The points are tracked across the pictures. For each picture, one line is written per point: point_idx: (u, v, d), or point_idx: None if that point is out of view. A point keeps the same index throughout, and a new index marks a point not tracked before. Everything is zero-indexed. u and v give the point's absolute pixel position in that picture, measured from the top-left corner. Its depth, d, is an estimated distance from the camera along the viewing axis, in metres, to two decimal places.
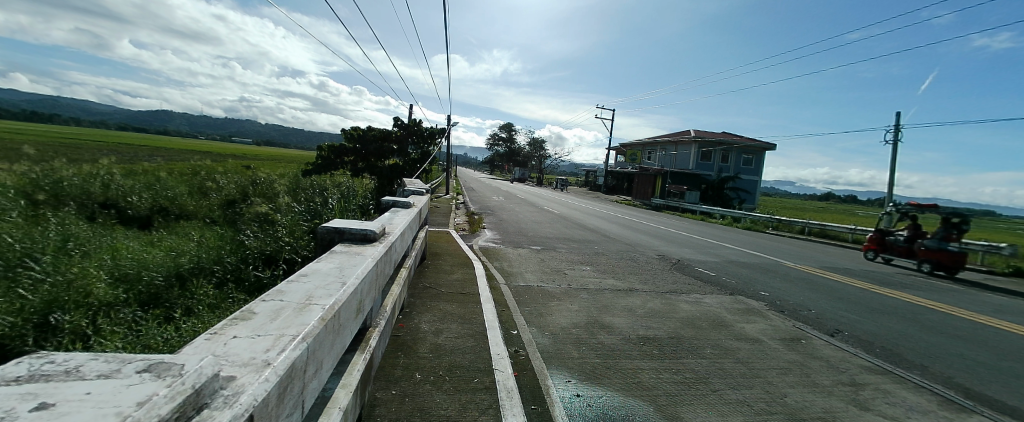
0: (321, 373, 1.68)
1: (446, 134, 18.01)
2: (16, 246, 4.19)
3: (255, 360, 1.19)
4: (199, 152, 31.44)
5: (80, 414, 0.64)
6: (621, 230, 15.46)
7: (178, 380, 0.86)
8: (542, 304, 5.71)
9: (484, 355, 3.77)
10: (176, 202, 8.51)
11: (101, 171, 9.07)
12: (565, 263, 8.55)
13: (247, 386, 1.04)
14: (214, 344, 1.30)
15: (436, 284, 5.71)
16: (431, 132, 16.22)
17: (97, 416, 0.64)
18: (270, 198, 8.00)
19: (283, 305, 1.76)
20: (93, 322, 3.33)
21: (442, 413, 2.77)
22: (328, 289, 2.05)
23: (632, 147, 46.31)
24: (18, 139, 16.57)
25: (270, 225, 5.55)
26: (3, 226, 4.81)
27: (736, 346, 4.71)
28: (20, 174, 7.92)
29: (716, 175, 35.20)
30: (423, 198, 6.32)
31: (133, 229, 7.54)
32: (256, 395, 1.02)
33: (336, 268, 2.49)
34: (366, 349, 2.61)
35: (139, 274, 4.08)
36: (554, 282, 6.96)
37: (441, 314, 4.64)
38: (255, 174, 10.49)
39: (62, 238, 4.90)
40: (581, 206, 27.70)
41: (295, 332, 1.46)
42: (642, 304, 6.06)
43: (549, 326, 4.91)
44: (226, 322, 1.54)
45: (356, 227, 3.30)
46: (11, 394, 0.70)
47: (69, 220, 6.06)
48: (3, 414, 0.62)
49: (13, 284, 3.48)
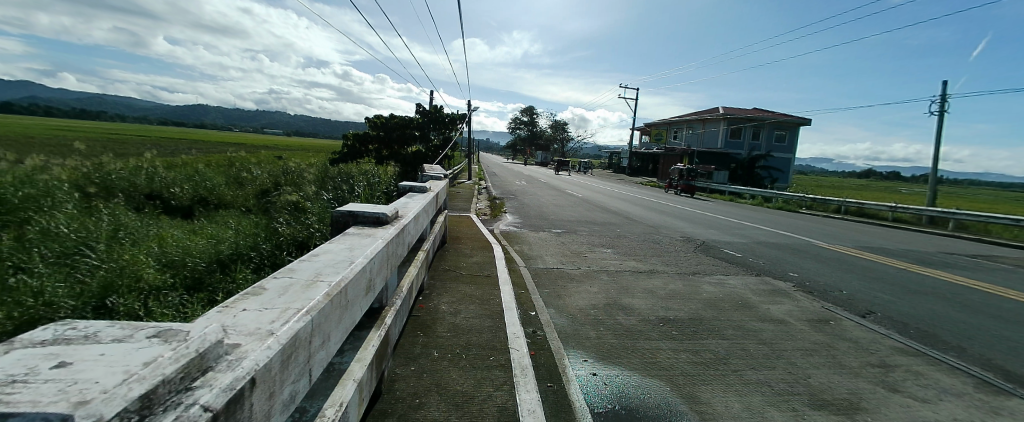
0: (332, 341, 1.89)
1: (468, 119, 17.91)
2: (73, 235, 4.62)
3: (260, 330, 1.31)
4: (235, 144, 33.36)
5: (92, 372, 0.75)
6: (647, 212, 14.98)
7: (186, 342, 0.98)
8: (560, 285, 5.71)
9: (501, 334, 3.88)
10: (214, 192, 9.01)
11: (145, 164, 9.67)
12: (585, 245, 8.53)
13: (250, 353, 1.15)
14: (224, 317, 1.43)
15: (455, 267, 5.81)
16: (453, 118, 16.49)
17: (105, 374, 0.75)
18: (299, 185, 8.31)
19: (291, 282, 1.92)
20: (145, 305, 3.66)
21: (458, 387, 2.96)
22: (335, 269, 2.32)
23: (658, 126, 44.69)
24: (68, 136, 17.94)
25: (300, 213, 5.65)
26: (60, 217, 5.25)
27: (759, 327, 4.57)
28: (74, 169, 8.58)
29: (748, 153, 33.66)
30: (440, 183, 6.37)
31: (177, 218, 8.07)
32: (264, 355, 1.17)
33: (347, 249, 2.78)
34: (381, 326, 2.88)
35: (184, 261, 4.39)
36: (574, 264, 6.96)
37: (459, 295, 4.71)
38: (286, 165, 10.91)
39: (114, 227, 5.30)
40: (606, 189, 27.15)
41: (300, 306, 1.59)
42: (663, 285, 5.95)
43: (567, 307, 4.91)
44: (241, 295, 1.71)
45: (368, 210, 3.39)
46: (30, 354, 0.80)
47: (117, 210, 6.50)
48: (28, 371, 0.72)
49: (75, 271, 3.93)
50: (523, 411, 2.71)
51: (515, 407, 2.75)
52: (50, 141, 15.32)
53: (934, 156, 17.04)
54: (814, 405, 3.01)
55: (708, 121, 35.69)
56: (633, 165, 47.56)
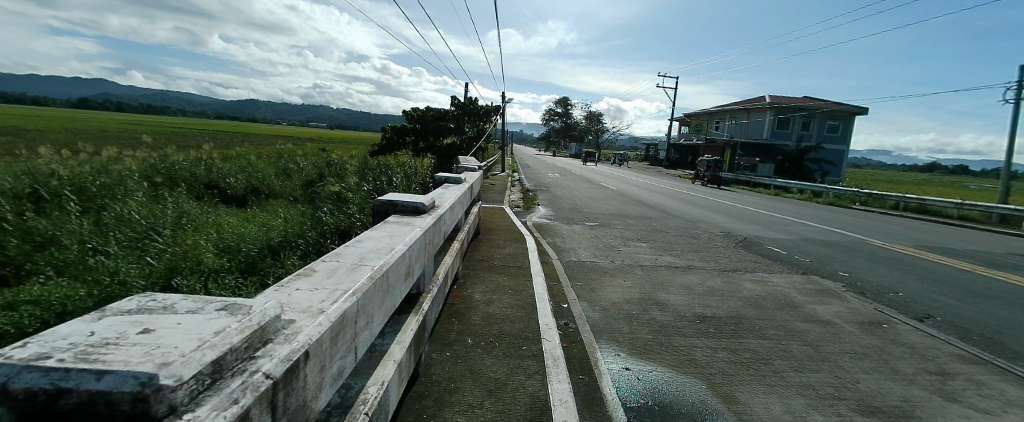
0: (374, 326, 2.35)
1: (501, 111, 17.85)
2: (144, 222, 5.07)
3: (313, 308, 1.83)
4: (282, 137, 35.00)
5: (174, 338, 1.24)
6: (684, 206, 14.50)
7: (248, 318, 1.47)
8: (593, 279, 5.68)
9: (534, 325, 3.93)
10: (265, 182, 9.51)
11: (203, 156, 10.39)
12: (619, 239, 8.39)
13: (304, 328, 1.66)
14: (283, 294, 1.92)
15: (489, 257, 5.90)
16: (487, 110, 16.46)
17: (183, 340, 1.24)
18: (341, 177, 8.64)
19: (338, 265, 2.35)
20: (205, 286, 4.01)
21: (492, 374, 3.06)
22: (378, 254, 2.57)
23: (698, 117, 42.83)
24: (139, 130, 19.50)
25: (343, 203, 5.78)
26: (133, 204, 5.75)
27: (803, 328, 4.38)
28: (143, 160, 9.33)
29: (796, 145, 31.63)
30: (475, 174, 6.43)
31: (232, 206, 8.58)
32: (312, 333, 1.66)
33: (387, 236, 2.90)
34: (418, 311, 3.03)
35: (239, 247, 4.73)
36: (607, 257, 6.88)
37: (492, 285, 4.79)
38: (328, 157, 11.38)
39: (177, 214, 5.74)
40: (639, 181, 26.44)
41: (346, 288, 2.09)
42: (701, 281, 5.79)
43: (600, 301, 4.88)
44: (296, 276, 2.17)
45: (408, 200, 3.47)
46: (122, 322, 1.31)
47: (180, 199, 7.01)
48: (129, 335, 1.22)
49: (145, 253, 4.37)
50: (556, 400, 2.75)
51: (547, 396, 2.79)
52: (124, 135, 16.74)
53: (1007, 149, 15.41)
54: (862, 411, 2.87)
55: (753, 111, 33.77)
56: (671, 157, 45.96)
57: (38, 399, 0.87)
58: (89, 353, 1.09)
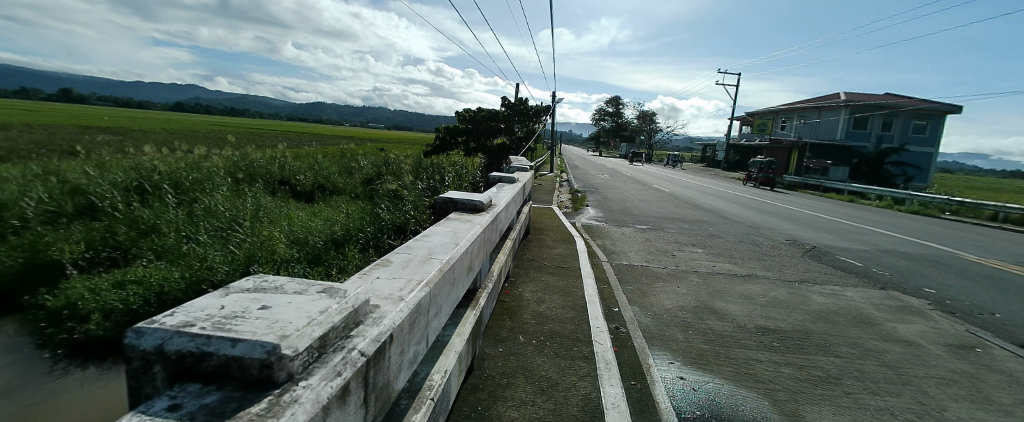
0: (440, 317, 2.45)
1: (550, 111, 17.68)
2: (228, 214, 5.62)
3: (393, 296, 1.96)
4: (342, 137, 37.50)
5: (287, 314, 1.41)
6: (742, 211, 13.65)
7: (344, 300, 1.64)
8: (644, 283, 5.53)
9: (584, 326, 3.90)
10: (330, 180, 10.15)
11: (277, 155, 11.35)
12: (672, 244, 8.09)
13: (387, 314, 1.79)
14: (367, 281, 2.09)
15: (538, 257, 5.93)
16: (537, 110, 16.38)
17: (295, 317, 1.40)
18: (398, 175, 9.03)
19: (410, 258, 2.50)
20: (277, 273, 4.46)
21: (544, 373, 3.07)
22: (444, 248, 2.70)
23: (763, 116, 39.89)
24: (226, 132, 21.82)
25: (399, 200, 5.98)
26: (220, 198, 6.38)
27: (880, 347, 4.00)
28: (228, 157, 10.34)
29: (874, 147, 28.55)
30: (526, 174, 6.48)
31: (302, 201, 9.24)
32: (394, 318, 1.79)
33: (451, 231, 3.03)
34: (475, 306, 3.13)
35: (307, 239, 5.13)
36: (660, 262, 6.66)
37: (542, 285, 4.81)
38: (385, 156, 12.01)
39: (256, 208, 6.27)
40: (691, 184, 25.25)
41: (420, 278, 2.22)
42: (763, 292, 5.46)
43: (652, 306, 4.75)
44: (375, 265, 2.34)
45: (467, 198, 3.58)
46: (245, 298, 1.50)
47: (256, 193, 7.65)
48: (251, 310, 1.40)
49: (228, 242, 4.88)
50: (608, 404, 2.71)
51: (599, 399, 2.75)
52: (213, 136, 18.88)
53: None
54: None
55: (824, 109, 30.92)
56: (730, 160, 43.35)
57: (191, 356, 1.21)
58: (225, 325, 1.28)
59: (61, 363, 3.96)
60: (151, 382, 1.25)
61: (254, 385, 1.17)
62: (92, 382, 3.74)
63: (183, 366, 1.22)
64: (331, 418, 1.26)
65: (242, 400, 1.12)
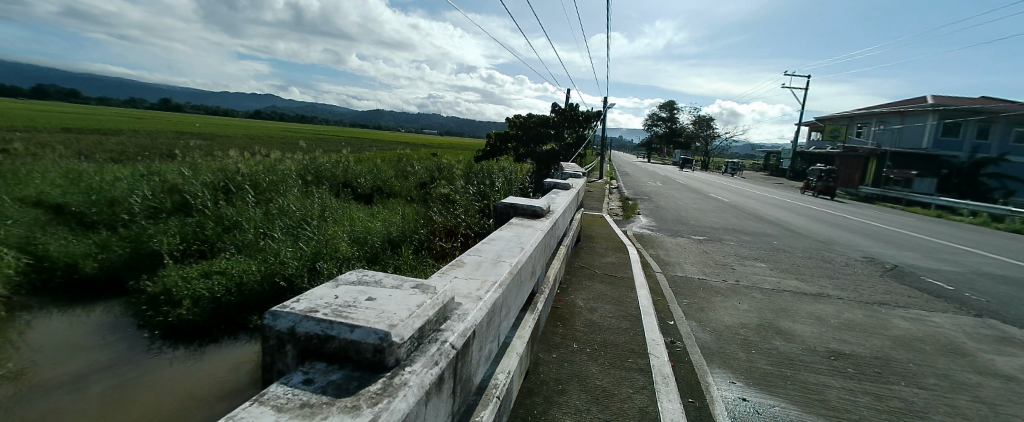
0: (507, 318, 2.54)
1: (599, 116, 17.26)
2: (298, 214, 6.15)
3: (472, 295, 2.05)
4: (397, 142, 39.67)
5: (390, 306, 1.53)
6: (809, 224, 12.67)
7: (436, 296, 1.73)
8: (702, 297, 5.31)
9: (639, 338, 3.81)
10: (387, 183, 10.62)
11: (342, 159, 12.13)
12: (732, 257, 7.69)
13: (469, 311, 1.87)
14: (446, 279, 2.22)
15: (590, 265, 5.88)
16: (587, 116, 16.00)
17: (398, 308, 1.51)
18: (450, 180, 9.30)
19: (481, 260, 2.61)
20: (339, 269, 4.85)
21: (599, 383, 3.03)
22: (511, 252, 2.79)
23: (836, 121, 36.56)
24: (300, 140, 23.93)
25: (450, 204, 6.14)
26: (293, 198, 6.94)
27: (979, 383, 3.55)
28: (300, 161, 11.19)
29: (968, 156, 25.23)
30: (580, 181, 6.46)
31: (361, 203, 9.72)
32: (476, 315, 1.87)
33: (515, 236, 3.12)
34: (534, 310, 3.17)
35: (367, 238, 5.43)
36: (718, 276, 6.35)
37: (595, 293, 4.77)
38: (439, 162, 12.51)
39: (322, 208, 6.73)
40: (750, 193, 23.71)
41: (493, 279, 2.30)
42: (836, 313, 5.05)
43: (710, 322, 4.56)
44: (451, 266, 2.48)
45: (527, 203, 3.64)
46: (353, 290, 1.71)
47: (321, 195, 8.16)
48: (360, 301, 1.55)
49: (298, 240, 5.40)
50: (667, 419, 2.61)
51: (658, 413, 2.67)
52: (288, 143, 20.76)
53: None
54: None
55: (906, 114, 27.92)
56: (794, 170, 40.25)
57: (316, 338, 1.38)
58: (343, 312, 1.42)
59: (156, 343, 4.46)
60: (285, 358, 1.48)
61: (370, 368, 1.28)
62: (181, 361, 4.15)
63: (310, 346, 1.39)
64: (430, 404, 1.33)
65: (361, 380, 1.21)
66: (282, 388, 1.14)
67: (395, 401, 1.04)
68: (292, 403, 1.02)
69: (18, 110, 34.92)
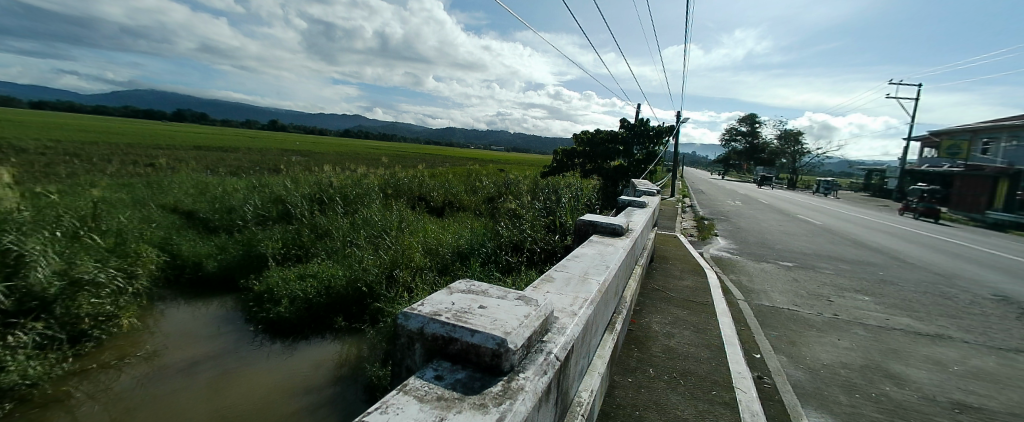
0: (592, 337, 2.53)
1: (671, 129, 16.13)
2: (379, 224, 6.74)
3: (567, 311, 2.08)
4: (464, 159, 41.67)
5: (501, 314, 1.60)
6: (921, 252, 11.02)
7: (539, 308, 1.79)
8: (794, 331, 4.86)
9: (722, 370, 3.57)
10: (458, 198, 11.06)
11: (418, 174, 12.95)
12: (828, 288, 6.94)
13: (567, 326, 1.89)
14: (540, 293, 2.28)
15: (664, 287, 5.67)
16: (658, 131, 14.82)
17: (508, 317, 1.57)
18: (518, 195, 9.50)
19: (569, 276, 2.65)
20: (414, 278, 5.30)
21: (680, 413, 2.86)
22: (597, 270, 2.78)
23: (958, 135, 31.41)
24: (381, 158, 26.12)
25: (516, 219, 6.30)
26: (376, 211, 7.57)
27: None
28: (382, 176, 12.13)
29: None
30: (655, 198, 6.27)
31: (433, 215, 10.23)
32: (574, 330, 1.89)
33: (598, 253, 3.12)
34: (612, 329, 3.14)
35: (439, 250, 5.75)
36: (812, 308, 5.77)
37: (671, 317, 4.59)
38: (507, 177, 12.93)
39: (400, 220, 7.22)
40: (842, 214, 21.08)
41: (585, 296, 2.31)
42: (964, 360, 4.35)
43: (804, 358, 4.17)
44: (542, 280, 2.55)
45: (607, 221, 3.64)
46: (466, 298, 1.80)
47: (399, 207, 8.73)
48: (474, 308, 1.65)
49: (380, 248, 5.92)
50: None
51: None
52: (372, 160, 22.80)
53: None
54: None
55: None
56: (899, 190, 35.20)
57: (440, 338, 1.47)
58: (462, 317, 1.50)
59: (259, 337, 5.00)
60: (412, 355, 1.58)
61: (488, 371, 1.34)
62: (278, 355, 4.63)
63: (436, 346, 1.49)
64: (540, 412, 1.36)
65: (483, 381, 1.27)
66: (418, 380, 1.24)
67: (516, 404, 1.08)
68: (430, 395, 1.09)
69: (162, 129, 42.33)
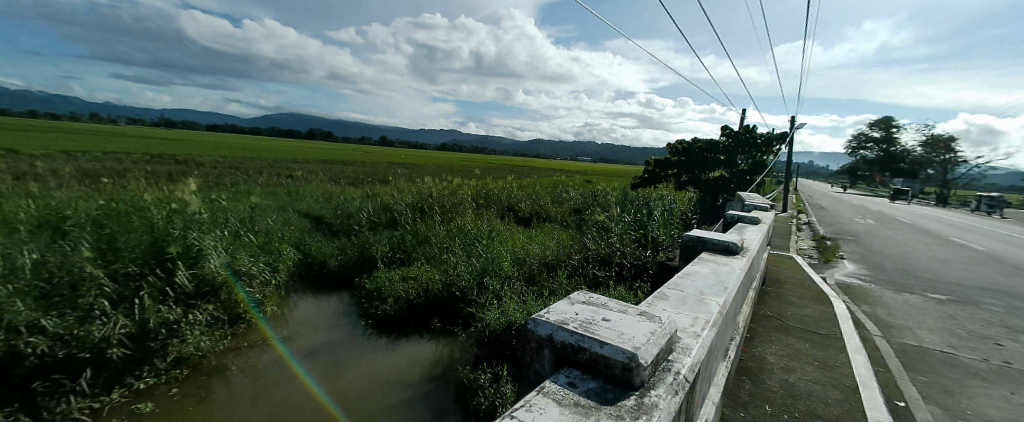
0: (711, 363, 2.38)
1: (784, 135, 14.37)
2: (472, 233, 7.23)
3: (688, 331, 1.99)
4: (546, 170, 42.25)
5: (625, 327, 1.61)
6: None
7: (662, 324, 1.72)
8: (953, 379, 4.05)
9: (855, 413, 3.13)
10: (545, 209, 11.23)
11: (507, 185, 13.49)
12: (1005, 331, 5.59)
13: (691, 346, 1.80)
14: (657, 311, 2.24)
15: (780, 315, 5.15)
16: (767, 138, 13.45)
17: (633, 330, 1.57)
18: (607, 208, 9.36)
19: (684, 295, 2.55)
20: (502, 285, 5.57)
21: None
22: (715, 291, 2.62)
23: None
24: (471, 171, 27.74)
25: (605, 232, 6.26)
26: (471, 221, 8.12)
27: None
28: (475, 187, 12.85)
29: None
30: (768, 214, 5.73)
31: (522, 225, 10.50)
32: (699, 352, 1.80)
33: (712, 273, 2.95)
34: (726, 356, 2.95)
35: (528, 260, 5.95)
36: (979, 354, 4.73)
37: (789, 349, 4.17)
38: (595, 190, 12.84)
39: (491, 231, 7.64)
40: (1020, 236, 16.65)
41: (706, 317, 2.20)
42: None
43: (969, 413, 3.46)
44: (656, 298, 2.50)
45: (717, 238, 3.47)
46: (588, 309, 1.85)
47: (491, 217, 9.15)
48: (597, 320, 1.68)
49: (472, 255, 6.36)
50: None
51: None
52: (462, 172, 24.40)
53: None
54: None
55: None
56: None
57: (569, 348, 1.55)
58: (589, 327, 1.56)
59: (369, 330, 5.69)
60: (542, 361, 1.70)
61: (619, 383, 1.37)
62: (383, 349, 5.19)
63: (565, 354, 1.57)
64: None
65: (615, 394, 1.31)
66: (555, 385, 1.35)
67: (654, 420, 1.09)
68: (568, 400, 1.21)
69: (291, 146, 50.52)
